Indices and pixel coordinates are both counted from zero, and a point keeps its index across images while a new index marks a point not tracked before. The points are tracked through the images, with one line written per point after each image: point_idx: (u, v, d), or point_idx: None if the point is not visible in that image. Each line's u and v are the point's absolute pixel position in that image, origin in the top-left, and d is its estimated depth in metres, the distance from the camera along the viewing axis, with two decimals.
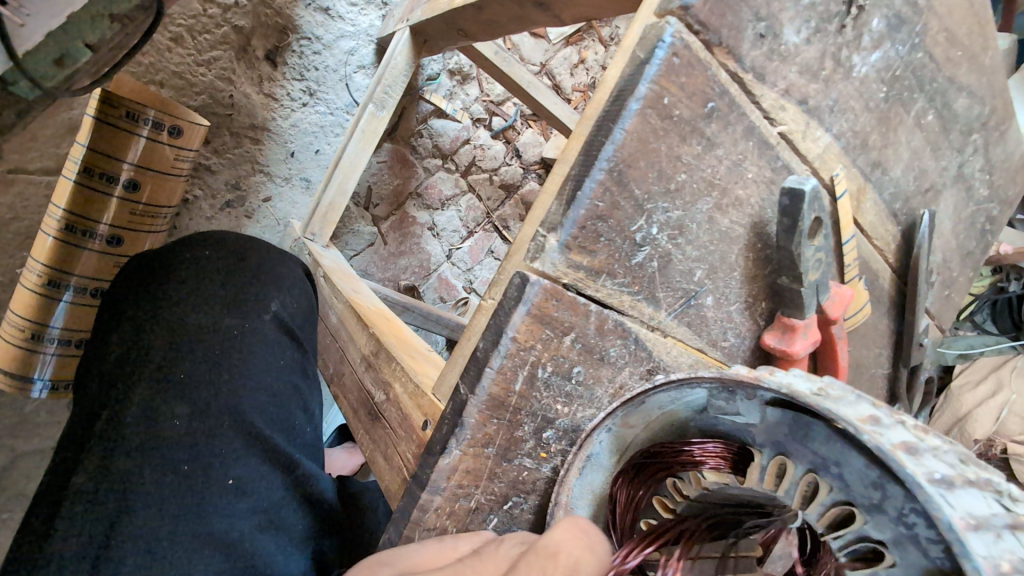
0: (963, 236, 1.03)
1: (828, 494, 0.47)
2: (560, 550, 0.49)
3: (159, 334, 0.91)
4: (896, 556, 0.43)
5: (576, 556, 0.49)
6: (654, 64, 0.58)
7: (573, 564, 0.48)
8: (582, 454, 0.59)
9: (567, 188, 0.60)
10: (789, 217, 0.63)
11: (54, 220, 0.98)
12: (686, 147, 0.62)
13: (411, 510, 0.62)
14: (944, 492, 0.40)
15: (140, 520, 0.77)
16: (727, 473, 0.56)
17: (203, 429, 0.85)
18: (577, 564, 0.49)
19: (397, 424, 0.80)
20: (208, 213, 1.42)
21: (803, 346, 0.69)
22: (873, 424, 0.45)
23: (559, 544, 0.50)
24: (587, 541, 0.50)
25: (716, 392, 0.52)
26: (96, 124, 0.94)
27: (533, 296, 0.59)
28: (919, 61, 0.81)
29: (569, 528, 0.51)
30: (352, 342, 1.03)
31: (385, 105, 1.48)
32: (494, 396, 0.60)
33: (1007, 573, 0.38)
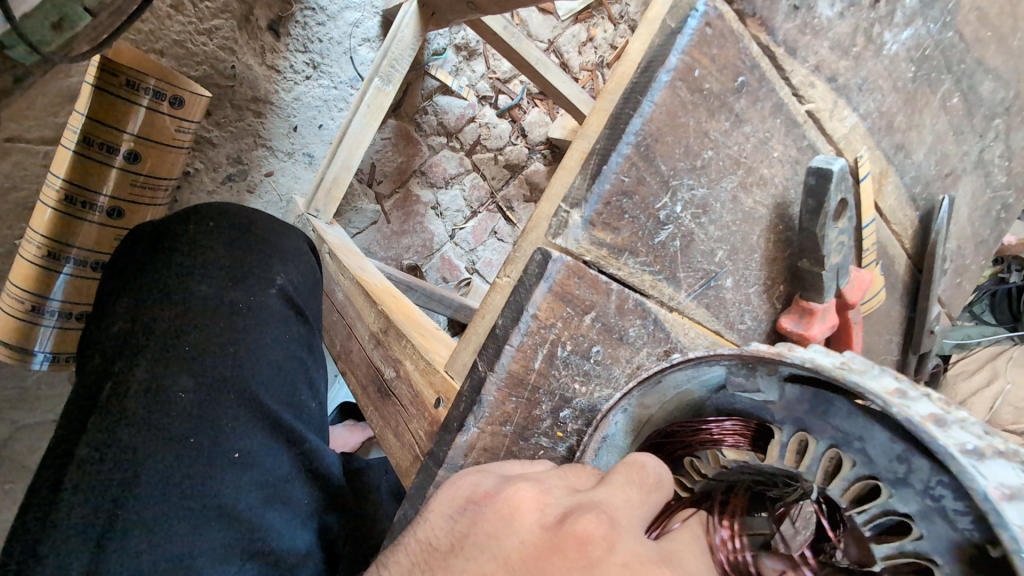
0: (979, 223, 1.02)
1: (851, 469, 0.46)
2: (646, 460, 0.49)
3: (164, 304, 0.90)
4: (922, 529, 0.42)
5: (661, 475, 0.49)
6: (686, 34, 0.56)
7: (659, 480, 0.49)
8: (598, 435, 0.59)
9: (592, 163, 0.58)
10: (815, 198, 0.62)
11: (53, 190, 0.95)
12: (714, 123, 0.60)
13: (427, 486, 0.61)
14: (976, 463, 0.38)
15: (148, 490, 0.76)
16: (746, 450, 0.53)
17: (209, 401, 0.84)
18: (662, 482, 0.49)
19: (408, 401, 0.79)
20: (209, 186, 1.39)
21: (821, 330, 0.68)
22: (900, 396, 0.42)
23: (643, 458, 0.49)
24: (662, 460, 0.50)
25: (735, 368, 0.51)
26: (96, 92, 0.91)
27: (554, 273, 0.57)
28: (949, 40, 0.79)
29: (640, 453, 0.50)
30: (360, 319, 1.03)
31: (391, 79, 1.44)
32: (513, 373, 0.59)
33: None
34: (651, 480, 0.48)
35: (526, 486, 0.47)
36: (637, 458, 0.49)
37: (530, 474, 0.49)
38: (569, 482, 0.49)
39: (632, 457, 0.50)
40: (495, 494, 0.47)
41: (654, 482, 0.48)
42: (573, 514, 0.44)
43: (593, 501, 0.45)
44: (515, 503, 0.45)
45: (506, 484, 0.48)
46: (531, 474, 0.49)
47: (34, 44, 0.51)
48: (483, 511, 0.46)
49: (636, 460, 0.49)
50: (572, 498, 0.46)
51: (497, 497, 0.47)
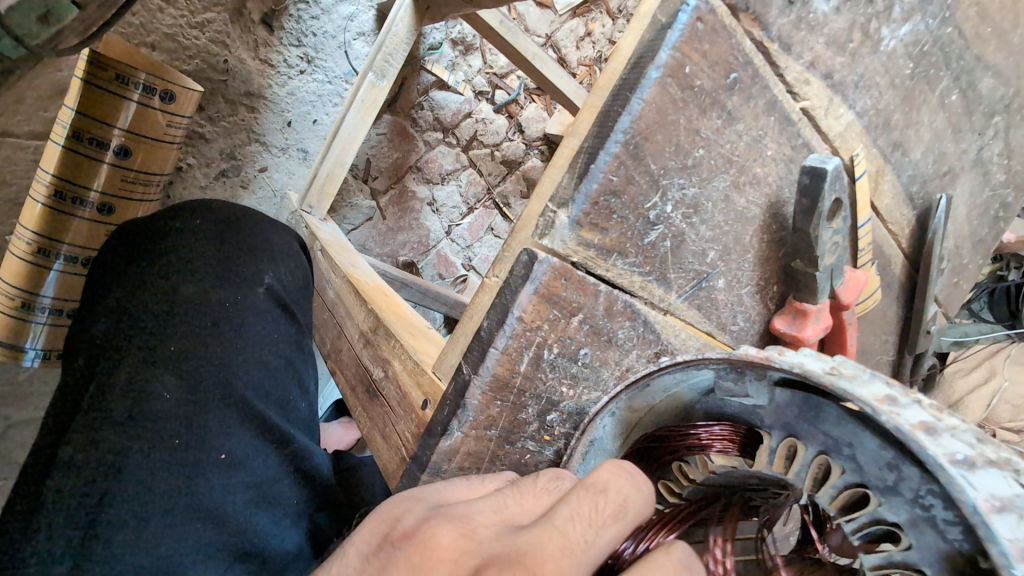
0: (977, 222, 1.01)
1: (840, 477, 0.45)
2: (608, 484, 0.45)
3: (149, 304, 0.88)
4: (911, 539, 0.41)
5: (627, 497, 0.45)
6: (676, 29, 0.55)
7: (621, 504, 0.44)
8: (586, 439, 0.57)
9: (579, 162, 0.57)
10: (809, 198, 0.61)
11: (42, 186, 0.94)
12: (705, 121, 0.59)
13: (412, 490, 0.60)
14: (965, 473, 0.37)
15: (130, 494, 0.75)
16: (735, 456, 0.53)
17: (195, 402, 0.83)
18: (628, 504, 0.45)
19: (396, 402, 0.78)
20: (202, 181, 1.37)
21: (814, 332, 0.67)
22: (890, 403, 0.41)
23: (603, 480, 0.45)
24: (632, 479, 0.46)
25: (724, 373, 0.49)
26: (84, 86, 0.90)
27: (540, 275, 0.56)
28: (949, 36, 0.77)
29: (614, 468, 0.46)
30: (350, 318, 1.01)
31: (385, 74, 1.43)
32: (498, 376, 0.58)
33: None
34: (611, 507, 0.44)
35: (446, 529, 0.45)
36: (598, 479, 0.45)
37: (462, 509, 0.47)
38: (502, 518, 0.46)
39: (591, 480, 0.45)
40: (416, 533, 0.46)
41: (612, 511, 0.44)
42: (487, 569, 0.42)
43: (516, 551, 0.42)
44: (432, 548, 0.44)
45: (434, 519, 0.47)
46: (461, 509, 0.47)
47: (18, 37, 0.46)
48: (399, 552, 0.45)
49: (596, 484, 0.45)
50: (496, 543, 0.43)
51: (415, 537, 0.46)
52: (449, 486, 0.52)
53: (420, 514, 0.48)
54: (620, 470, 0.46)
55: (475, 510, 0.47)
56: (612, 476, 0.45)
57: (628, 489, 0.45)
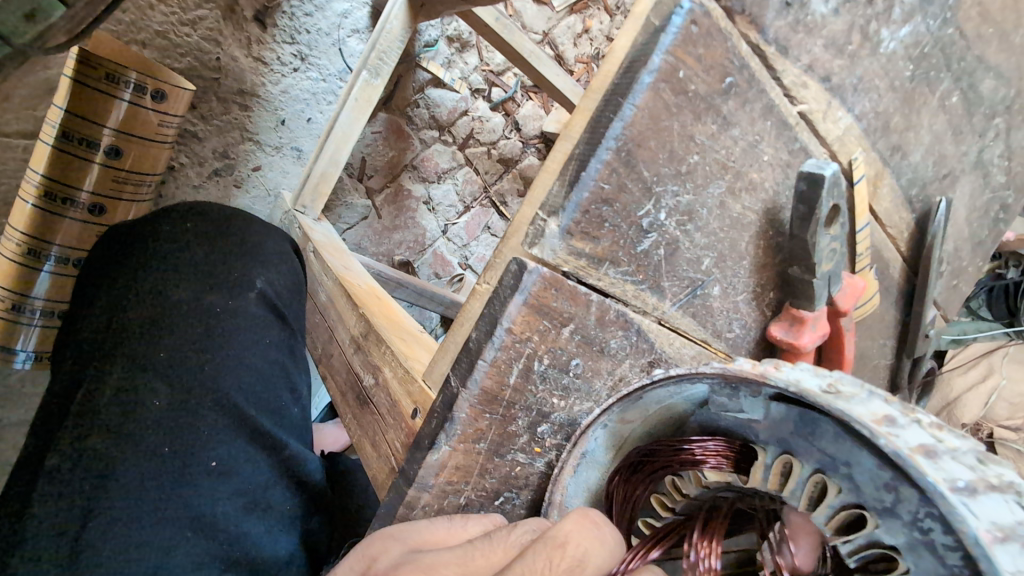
0: (977, 224, 0.99)
1: (837, 496, 0.43)
2: (569, 539, 0.45)
3: (139, 308, 0.87)
4: (909, 563, 0.40)
5: (586, 551, 0.45)
6: (670, 33, 0.53)
7: (580, 561, 0.44)
8: (577, 452, 0.56)
9: (571, 169, 0.56)
10: (805, 205, 0.59)
11: (32, 186, 0.92)
12: (700, 127, 0.57)
13: (400, 505, 0.59)
14: (966, 501, 0.35)
15: (117, 502, 0.73)
16: (729, 472, 0.51)
17: (185, 408, 0.82)
18: (587, 561, 0.44)
19: (386, 410, 0.77)
20: (195, 180, 1.36)
21: (811, 339, 0.66)
22: (889, 424, 0.39)
23: (566, 534, 0.45)
24: (599, 534, 0.46)
25: (718, 388, 0.48)
26: (75, 85, 0.88)
27: (530, 285, 0.55)
28: (949, 37, 0.76)
29: (580, 519, 0.46)
30: (341, 322, 1.00)
31: (379, 71, 1.40)
32: (487, 389, 0.57)
33: None
34: (567, 564, 0.44)
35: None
36: (560, 533, 0.45)
37: (430, 560, 0.49)
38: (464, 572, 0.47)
39: (554, 534, 0.46)
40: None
41: (567, 566, 0.44)
42: None
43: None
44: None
45: (405, 566, 0.49)
46: (431, 558, 0.49)
47: (2, 36, 0.40)
48: None
49: (554, 540, 0.45)
50: None
51: None
52: (430, 525, 0.55)
53: (395, 556, 0.52)
54: (587, 520, 0.46)
55: (441, 561, 0.49)
56: (574, 531, 0.45)
57: (589, 542, 0.45)
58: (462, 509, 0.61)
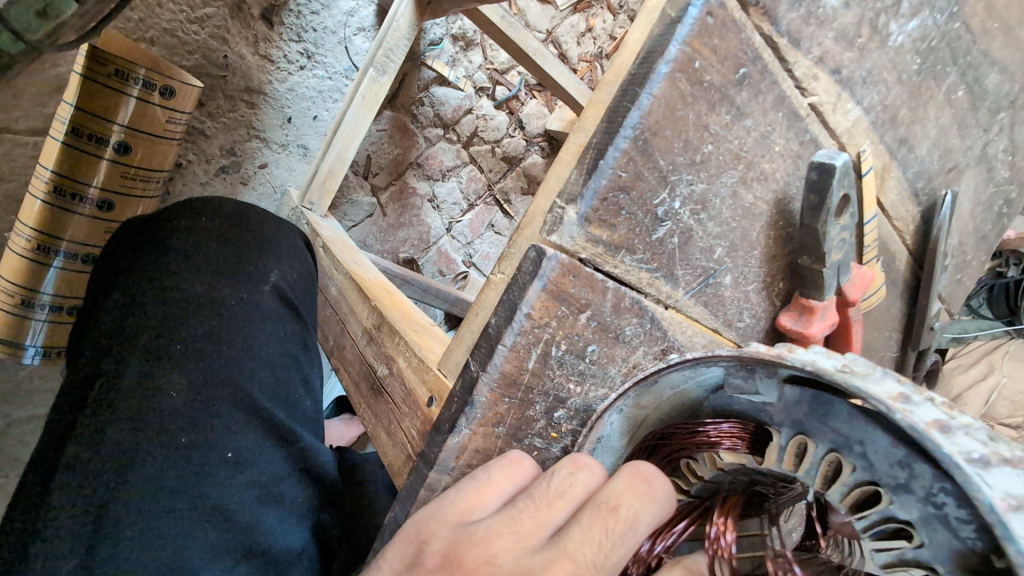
0: (981, 218, 1.01)
1: (851, 475, 0.44)
2: (621, 502, 0.47)
3: (155, 300, 0.88)
4: (923, 537, 0.41)
5: (637, 512, 0.47)
6: (686, 24, 0.54)
7: (633, 518, 0.47)
8: (594, 436, 0.57)
9: (588, 158, 0.57)
10: (817, 194, 0.60)
11: (42, 181, 0.92)
12: (714, 116, 0.58)
13: (419, 488, 0.60)
14: (981, 472, 0.36)
15: (136, 491, 0.75)
16: (744, 454, 0.52)
17: (200, 398, 0.83)
18: (638, 520, 0.47)
19: (401, 399, 0.78)
20: (203, 177, 1.37)
21: (821, 328, 0.67)
22: (904, 400, 0.41)
23: (618, 496, 0.47)
24: (650, 491, 0.48)
25: (734, 370, 0.49)
26: (83, 82, 0.88)
27: (549, 271, 0.56)
28: (956, 31, 0.77)
29: (632, 478, 0.48)
30: (353, 315, 1.01)
31: (386, 69, 1.41)
32: (506, 374, 0.58)
33: None
34: (621, 526, 0.47)
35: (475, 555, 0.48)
36: (612, 495, 0.48)
37: (482, 535, 0.49)
38: (519, 541, 0.48)
39: (604, 497, 0.48)
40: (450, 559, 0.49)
41: (622, 527, 0.47)
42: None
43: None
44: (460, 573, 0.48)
45: (463, 546, 0.49)
46: (483, 531, 0.49)
47: (16, 32, 0.43)
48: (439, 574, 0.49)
49: (609, 507, 0.47)
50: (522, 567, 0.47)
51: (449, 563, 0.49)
52: (458, 492, 0.54)
53: (446, 537, 0.51)
54: (640, 478, 0.48)
55: (493, 532, 0.49)
56: (626, 493, 0.48)
57: (639, 505, 0.47)
58: None
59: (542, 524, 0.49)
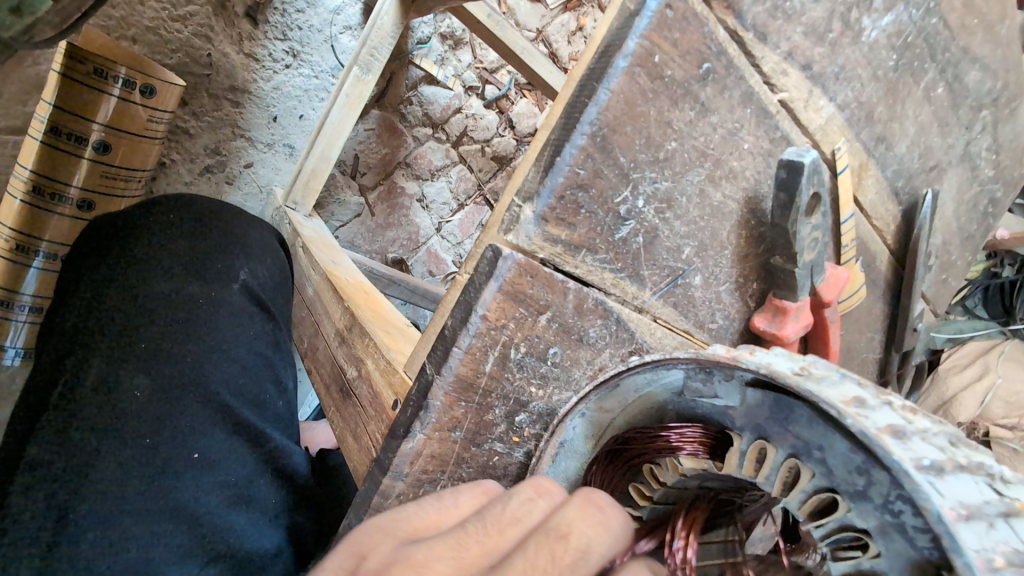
0: (966, 218, 0.99)
1: (810, 481, 0.43)
2: (571, 529, 0.42)
3: (120, 299, 0.86)
4: (880, 546, 0.39)
5: (589, 539, 0.42)
6: (645, 16, 0.53)
7: (585, 549, 0.41)
8: (555, 440, 0.56)
9: (546, 155, 0.55)
10: (786, 192, 0.59)
11: (20, 181, 0.91)
12: (678, 113, 0.57)
13: (376, 494, 0.59)
14: (933, 480, 0.35)
15: (100, 492, 0.73)
16: (705, 459, 0.50)
17: (166, 400, 0.81)
18: (591, 549, 0.42)
19: (368, 402, 0.77)
20: (186, 177, 1.35)
21: (794, 330, 0.65)
22: (858, 405, 0.39)
23: (569, 523, 0.42)
24: (603, 518, 0.43)
25: (693, 373, 0.48)
26: (60, 80, 0.87)
27: (505, 272, 0.54)
28: (933, 27, 0.76)
29: (583, 504, 0.43)
30: (327, 315, 1.00)
31: (370, 68, 1.40)
32: (462, 377, 0.57)
33: (1001, 568, 0.33)
34: (571, 556, 0.41)
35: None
36: (563, 523, 0.42)
37: (422, 557, 0.43)
38: (459, 567, 0.42)
39: (556, 523, 0.42)
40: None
41: (571, 559, 0.41)
42: None
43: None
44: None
45: (396, 565, 0.42)
46: (422, 554, 0.43)
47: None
48: None
49: (560, 529, 0.41)
50: None
51: None
52: (419, 511, 0.49)
53: (385, 553, 0.44)
54: (592, 504, 0.43)
55: (434, 555, 0.42)
56: (579, 518, 0.42)
57: (592, 530, 0.42)
58: None
59: (490, 551, 0.43)
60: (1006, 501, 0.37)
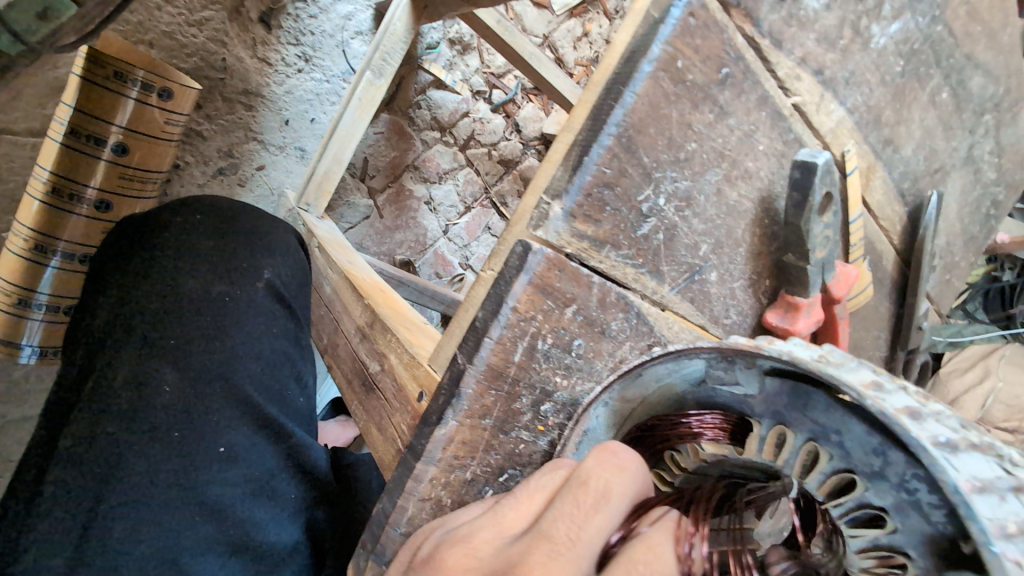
0: (968, 220, 1.02)
1: (828, 463, 0.45)
2: (591, 476, 0.46)
3: (150, 297, 0.89)
4: (897, 522, 0.41)
5: (607, 484, 0.46)
6: (669, 24, 0.56)
7: (605, 492, 0.45)
8: (579, 429, 0.58)
9: (573, 155, 0.58)
10: (799, 191, 0.61)
11: (41, 182, 0.93)
12: (697, 115, 0.60)
13: (406, 479, 0.61)
14: (948, 456, 0.37)
15: (130, 486, 0.75)
16: (726, 444, 0.54)
17: (194, 394, 0.83)
18: (610, 492, 0.46)
19: (393, 395, 0.79)
20: (201, 179, 1.38)
21: (806, 325, 0.68)
22: (876, 388, 0.41)
23: (587, 470, 0.47)
24: (620, 462, 0.47)
25: (715, 362, 0.50)
26: (83, 84, 0.90)
27: (535, 266, 0.57)
28: (938, 34, 0.78)
29: (601, 454, 0.48)
30: (347, 313, 1.02)
31: (383, 72, 1.43)
32: (492, 366, 0.59)
33: (1015, 535, 0.35)
34: (592, 499, 0.45)
35: (453, 553, 0.48)
36: (583, 472, 0.47)
37: (466, 532, 0.50)
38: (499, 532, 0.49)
39: (578, 475, 0.47)
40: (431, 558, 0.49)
41: (593, 500, 0.45)
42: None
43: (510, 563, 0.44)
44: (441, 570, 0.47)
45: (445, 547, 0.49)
46: (468, 531, 0.50)
47: (16, 33, 0.47)
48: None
49: (578, 478, 0.47)
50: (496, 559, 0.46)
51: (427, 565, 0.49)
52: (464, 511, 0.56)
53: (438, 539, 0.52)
54: (609, 453, 0.48)
55: (477, 530, 0.49)
56: (596, 464, 0.47)
57: (609, 474, 0.46)
58: (468, 485, 0.63)
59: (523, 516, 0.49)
60: (1016, 478, 0.39)
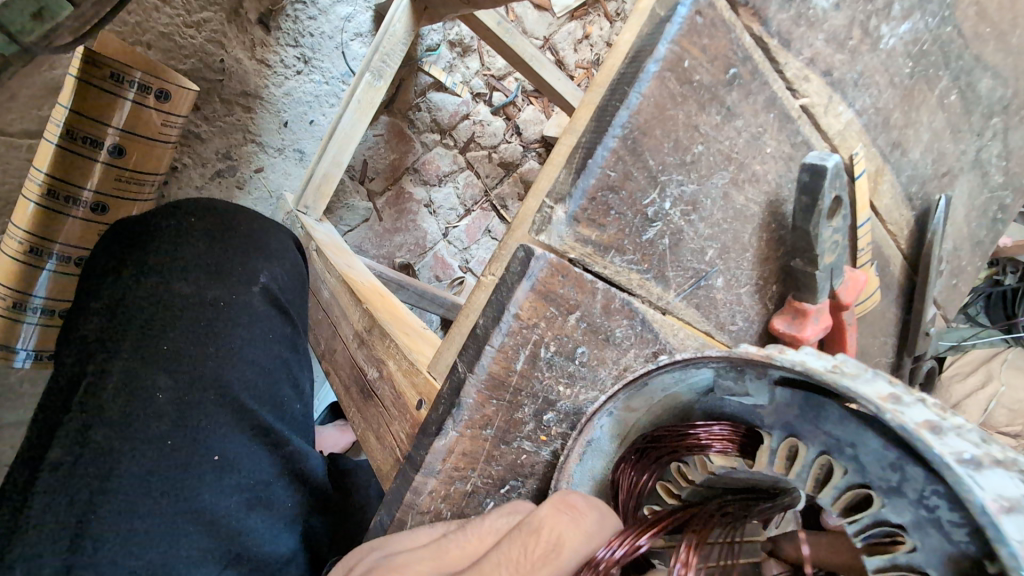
0: (976, 224, 1.00)
1: (842, 477, 0.44)
2: (544, 524, 0.48)
3: (144, 301, 0.87)
4: (916, 540, 0.40)
5: (560, 534, 0.47)
6: (675, 23, 0.54)
7: (556, 542, 0.47)
8: (582, 439, 0.57)
9: (577, 157, 0.56)
10: (808, 195, 0.60)
11: (36, 184, 0.91)
12: (704, 117, 0.58)
13: (405, 491, 0.59)
14: (972, 473, 0.36)
15: (122, 495, 0.73)
16: (735, 456, 0.51)
17: (188, 401, 0.82)
18: (562, 542, 0.47)
19: (391, 402, 0.77)
20: (198, 181, 1.36)
21: (814, 332, 0.66)
22: (894, 401, 0.40)
23: (540, 520, 0.48)
24: (575, 517, 0.48)
25: (724, 371, 0.48)
26: (78, 84, 0.88)
27: (537, 271, 0.55)
28: (948, 35, 0.77)
29: (557, 504, 0.49)
30: (345, 317, 1.00)
31: (382, 74, 1.41)
32: (494, 374, 0.57)
33: None
34: (541, 549, 0.47)
35: None
36: (536, 520, 0.49)
37: (402, 561, 0.52)
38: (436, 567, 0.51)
39: (531, 521, 0.49)
40: None
41: (539, 555, 0.47)
42: None
43: None
44: None
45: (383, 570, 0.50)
46: (406, 559, 0.52)
47: (11, 34, 0.45)
48: None
49: (531, 527, 0.48)
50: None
51: None
52: (407, 536, 0.57)
53: (372, 561, 0.54)
54: (564, 505, 0.49)
55: (415, 559, 0.52)
56: (550, 517, 0.48)
57: (562, 526, 0.47)
58: (468, 496, 0.61)
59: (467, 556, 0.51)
60: None
